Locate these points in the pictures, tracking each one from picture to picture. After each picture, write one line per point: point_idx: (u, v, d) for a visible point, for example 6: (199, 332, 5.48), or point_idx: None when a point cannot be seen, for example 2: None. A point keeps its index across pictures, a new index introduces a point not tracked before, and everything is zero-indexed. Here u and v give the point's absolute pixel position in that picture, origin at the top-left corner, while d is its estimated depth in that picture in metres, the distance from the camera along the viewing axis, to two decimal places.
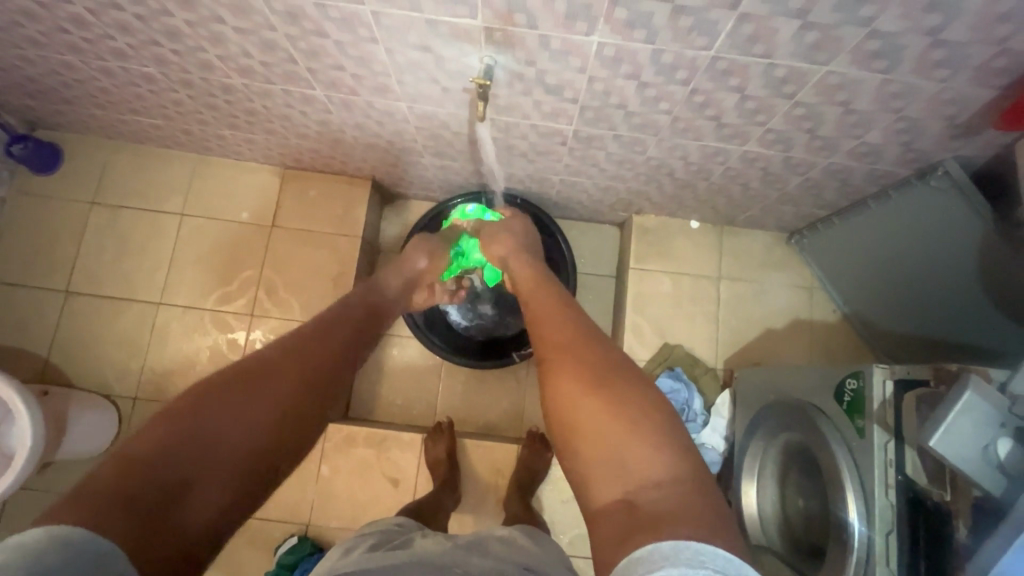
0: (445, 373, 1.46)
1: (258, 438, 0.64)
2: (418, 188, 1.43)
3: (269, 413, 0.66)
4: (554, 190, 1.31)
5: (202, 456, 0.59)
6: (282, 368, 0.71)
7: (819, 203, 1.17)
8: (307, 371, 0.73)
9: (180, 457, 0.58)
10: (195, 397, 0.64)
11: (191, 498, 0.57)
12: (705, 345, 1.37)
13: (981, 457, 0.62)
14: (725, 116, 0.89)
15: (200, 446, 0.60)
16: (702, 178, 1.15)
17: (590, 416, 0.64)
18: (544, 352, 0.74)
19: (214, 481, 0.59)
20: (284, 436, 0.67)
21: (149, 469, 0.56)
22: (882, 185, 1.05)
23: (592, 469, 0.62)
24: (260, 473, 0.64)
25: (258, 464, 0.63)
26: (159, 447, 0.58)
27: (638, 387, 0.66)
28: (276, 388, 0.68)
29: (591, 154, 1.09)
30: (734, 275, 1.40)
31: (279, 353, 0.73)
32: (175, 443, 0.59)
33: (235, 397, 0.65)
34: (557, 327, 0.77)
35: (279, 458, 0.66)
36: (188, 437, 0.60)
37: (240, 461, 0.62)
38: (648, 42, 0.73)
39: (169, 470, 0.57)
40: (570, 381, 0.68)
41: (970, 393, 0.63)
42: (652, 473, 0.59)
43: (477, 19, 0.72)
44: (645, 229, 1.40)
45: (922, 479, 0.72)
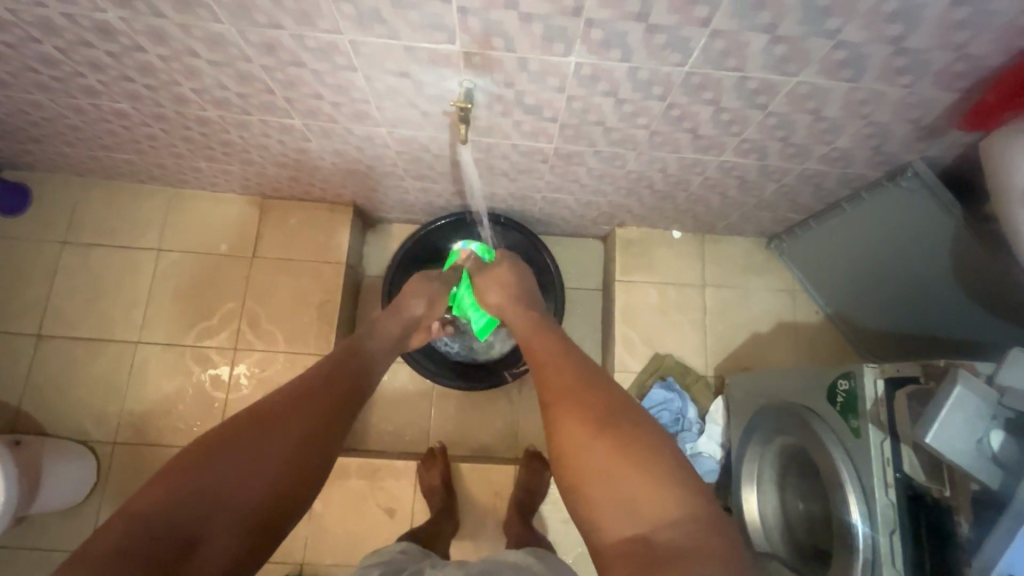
0: (437, 397, 1.44)
1: (268, 484, 0.62)
2: (400, 213, 1.43)
3: (279, 462, 0.64)
4: (537, 207, 1.31)
5: (213, 506, 0.59)
6: (294, 410, 0.70)
7: (795, 207, 1.20)
8: (316, 414, 0.71)
9: (191, 508, 0.57)
10: (200, 449, 0.62)
11: (202, 549, 0.56)
12: (694, 354, 1.38)
13: (976, 450, 0.63)
14: (701, 128, 0.91)
15: (210, 496, 0.59)
16: (681, 189, 1.16)
17: (601, 461, 0.64)
18: (551, 393, 0.74)
19: (224, 531, 0.58)
20: (296, 480, 0.65)
21: (161, 522, 0.56)
22: (854, 188, 1.08)
23: (605, 511, 0.62)
24: (272, 520, 0.62)
25: (270, 512, 0.62)
26: (174, 498, 0.57)
27: (636, 424, 0.67)
28: (285, 431, 0.67)
29: (572, 170, 1.10)
30: (718, 282, 1.41)
31: (285, 399, 0.71)
32: (181, 495, 0.58)
33: (243, 447, 0.63)
34: (562, 368, 0.77)
35: (288, 507, 0.64)
36: (199, 487, 0.59)
37: (247, 513, 0.60)
38: (624, 60, 0.74)
39: (180, 522, 0.56)
40: (579, 427, 0.67)
41: (961, 388, 0.63)
42: (662, 513, 0.59)
43: (455, 44, 0.73)
44: (628, 241, 1.42)
45: (920, 476, 0.72)
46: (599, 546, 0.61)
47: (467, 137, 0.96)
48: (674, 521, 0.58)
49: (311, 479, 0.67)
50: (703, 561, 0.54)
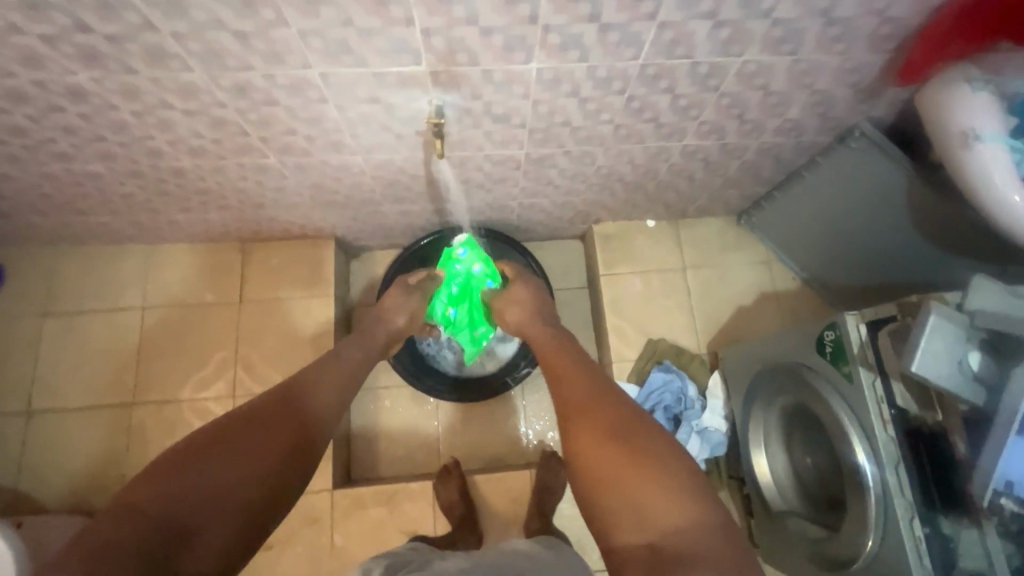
0: (442, 414, 1.45)
1: (257, 483, 0.63)
2: (382, 239, 1.46)
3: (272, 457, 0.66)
4: (515, 214, 1.35)
5: (203, 501, 0.59)
6: (276, 412, 0.70)
7: (759, 181, 1.26)
8: (307, 412, 0.73)
9: (178, 503, 0.58)
10: (193, 442, 0.63)
11: (192, 544, 0.56)
12: (686, 334, 1.42)
13: (958, 372, 0.68)
14: (661, 116, 0.96)
15: (198, 492, 0.59)
16: (650, 178, 1.22)
17: (616, 471, 0.66)
18: (565, 411, 0.77)
19: (217, 525, 0.59)
20: (279, 481, 0.66)
21: (150, 516, 0.56)
22: (809, 155, 1.15)
23: (618, 521, 0.64)
24: (258, 519, 0.63)
25: (258, 507, 0.63)
26: (162, 495, 0.58)
27: (650, 434, 0.70)
28: (278, 434, 0.68)
29: (544, 173, 1.14)
30: (697, 263, 1.47)
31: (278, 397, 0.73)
32: (176, 487, 0.59)
33: (239, 442, 0.65)
34: (576, 384, 0.80)
35: (279, 502, 0.65)
36: (186, 483, 0.59)
37: (241, 505, 0.61)
38: (582, 60, 0.79)
39: (168, 516, 0.57)
40: (598, 441, 0.70)
41: (935, 316, 0.68)
42: (672, 520, 0.62)
43: (421, 64, 0.77)
44: (607, 236, 1.47)
45: (913, 407, 0.77)
46: (613, 548, 0.64)
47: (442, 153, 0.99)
48: (684, 529, 0.61)
49: (300, 479, 0.68)
50: (716, 568, 0.58)
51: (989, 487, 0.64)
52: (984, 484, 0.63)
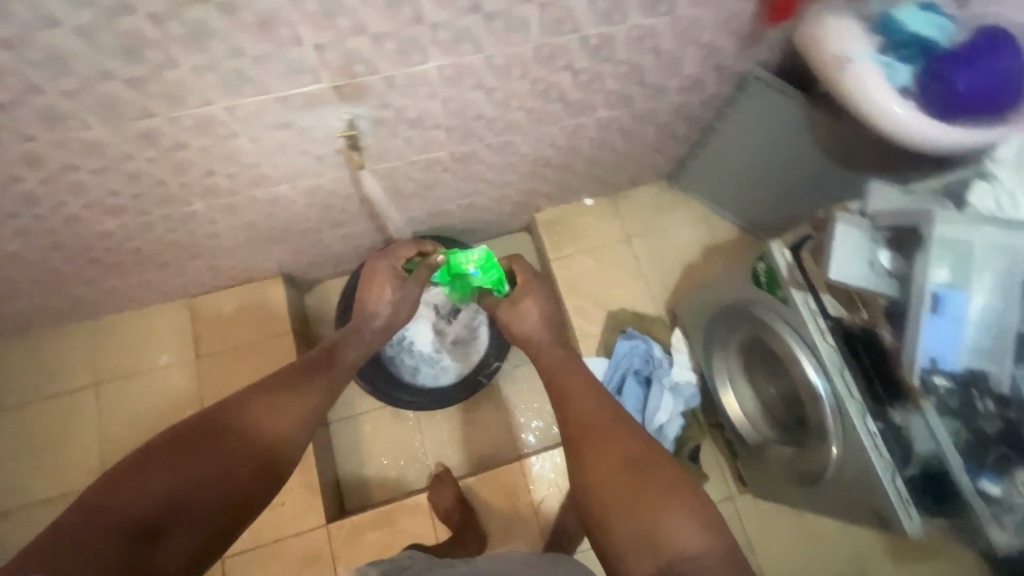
0: (425, 426, 1.44)
1: (230, 484, 0.64)
2: (332, 268, 1.46)
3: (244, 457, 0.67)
4: (456, 217, 1.37)
5: (169, 504, 0.59)
6: (249, 420, 0.70)
7: (678, 141, 1.32)
8: (281, 410, 0.73)
9: (145, 506, 0.58)
10: (164, 442, 0.64)
11: (160, 545, 0.57)
12: (643, 300, 1.46)
13: (872, 271, 0.73)
14: (568, 94, 1.00)
15: (164, 496, 0.60)
16: (576, 157, 1.26)
17: (629, 498, 0.68)
18: (573, 431, 0.78)
19: (189, 525, 0.60)
20: (254, 482, 0.66)
21: (117, 519, 0.57)
22: (716, 108, 1.21)
23: (627, 541, 0.66)
24: (231, 520, 0.64)
25: (231, 507, 0.64)
26: (128, 499, 0.58)
27: (662, 460, 0.72)
28: (252, 434, 0.69)
29: (473, 170, 1.17)
30: (640, 231, 1.52)
31: (251, 395, 0.73)
32: (148, 487, 0.59)
33: (212, 442, 0.65)
34: (586, 404, 0.81)
35: (253, 501, 0.66)
36: (151, 488, 0.59)
37: (215, 505, 0.62)
38: (477, 52, 0.82)
39: (135, 516, 0.57)
40: (612, 460, 0.72)
41: (842, 225, 0.74)
42: (679, 543, 0.64)
43: (323, 82, 0.78)
44: (549, 223, 1.51)
45: (844, 313, 0.82)
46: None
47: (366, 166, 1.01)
48: (695, 555, 0.63)
49: (274, 476, 0.69)
50: None
51: (917, 365, 0.70)
52: (913, 363, 0.70)
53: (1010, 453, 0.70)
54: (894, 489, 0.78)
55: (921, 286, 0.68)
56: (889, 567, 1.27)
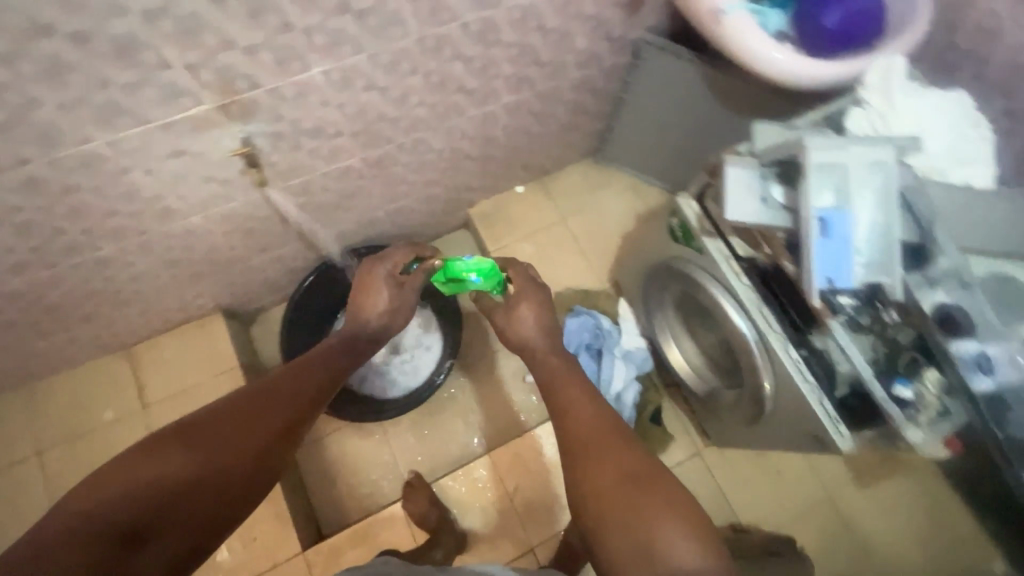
0: (392, 436, 1.42)
1: (225, 487, 0.59)
2: (272, 297, 1.43)
3: (242, 456, 0.61)
4: (387, 223, 1.37)
5: (154, 502, 0.54)
6: (246, 421, 0.63)
7: (592, 117, 1.35)
8: (279, 411, 0.67)
9: (135, 505, 0.53)
10: (157, 439, 0.58)
11: (140, 550, 0.52)
12: (587, 276, 1.49)
13: (766, 206, 0.76)
14: (466, 83, 1.01)
15: (148, 497, 0.53)
16: (494, 146, 1.27)
17: (626, 510, 0.61)
18: (568, 443, 0.71)
19: (179, 527, 0.55)
20: (249, 484, 0.61)
21: (95, 519, 0.51)
22: (619, 79, 1.24)
23: (625, 560, 0.58)
24: (221, 522, 0.59)
25: (221, 510, 0.59)
26: (109, 499, 0.52)
27: (661, 468, 0.64)
28: (252, 434, 0.63)
29: (392, 172, 1.17)
30: (574, 210, 1.54)
31: (251, 396, 0.67)
32: (137, 488, 0.53)
33: (211, 439, 0.60)
34: (583, 412, 0.73)
35: (245, 502, 0.61)
36: (134, 487, 0.53)
37: (208, 506, 0.57)
38: (359, 52, 0.82)
39: (123, 518, 0.52)
40: (616, 475, 0.64)
41: (733, 167, 0.77)
42: (678, 561, 0.56)
43: (205, 103, 0.77)
44: (484, 216, 1.53)
45: (752, 252, 0.84)
46: None
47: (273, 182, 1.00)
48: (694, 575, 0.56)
49: (267, 479, 0.64)
50: None
51: (819, 291, 0.72)
52: (814, 291, 0.71)
53: (916, 352, 0.74)
54: (822, 407, 0.82)
55: (806, 215, 0.70)
56: (853, 490, 1.32)
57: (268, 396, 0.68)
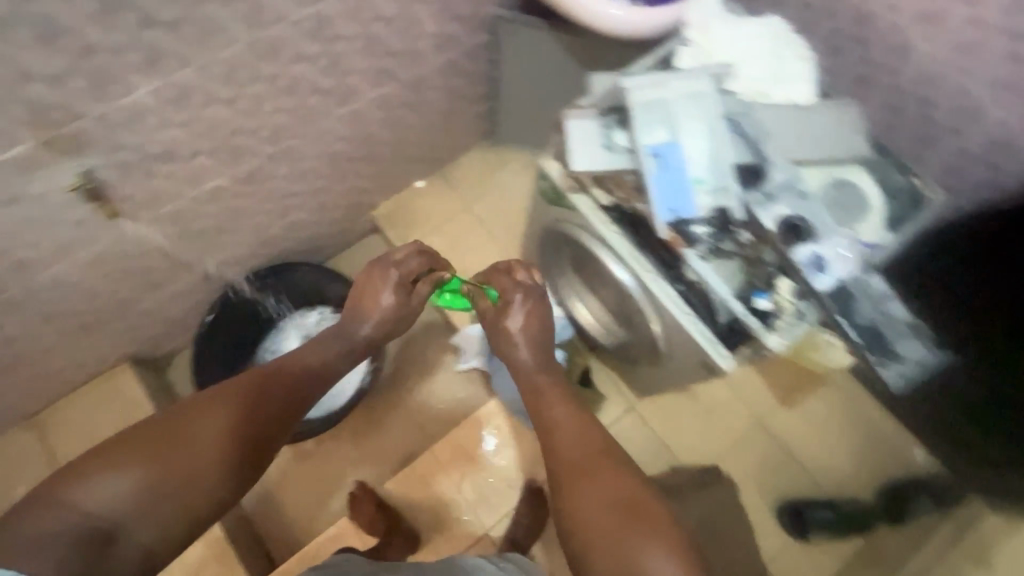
0: (333, 452, 1.40)
1: (221, 473, 0.69)
2: (182, 334, 1.39)
3: (235, 446, 0.71)
4: (286, 238, 1.35)
5: (133, 503, 0.62)
6: (241, 415, 0.74)
7: (471, 100, 1.36)
8: (265, 410, 0.77)
9: (143, 486, 0.63)
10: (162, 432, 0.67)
11: (117, 545, 0.60)
12: (500, 257, 1.50)
13: (607, 151, 0.79)
14: (319, 82, 1.00)
15: (128, 499, 0.61)
16: (375, 143, 1.27)
17: (611, 530, 0.68)
18: (559, 471, 0.77)
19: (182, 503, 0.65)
20: (239, 471, 0.72)
21: (79, 517, 0.59)
22: (486, 58, 1.25)
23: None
24: (215, 502, 0.69)
25: (217, 491, 0.69)
26: (91, 499, 0.60)
27: (643, 493, 0.72)
28: (242, 428, 0.73)
29: (271, 185, 1.16)
30: (477, 195, 1.55)
31: (247, 395, 0.77)
32: (148, 475, 0.63)
33: (210, 431, 0.70)
34: (572, 438, 0.80)
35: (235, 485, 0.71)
36: (115, 491, 0.61)
37: (206, 486, 0.67)
38: (185, 66, 0.80)
39: (133, 498, 0.62)
40: (601, 498, 0.71)
41: (571, 120, 0.80)
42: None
43: (23, 142, 0.74)
44: (388, 216, 1.52)
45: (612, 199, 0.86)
46: None
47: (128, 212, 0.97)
48: None
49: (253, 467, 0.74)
50: None
51: (664, 222, 0.75)
52: (660, 223, 0.75)
53: (772, 265, 0.78)
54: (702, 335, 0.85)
55: (639, 152, 0.74)
56: (780, 412, 1.38)
57: (244, 405, 0.75)
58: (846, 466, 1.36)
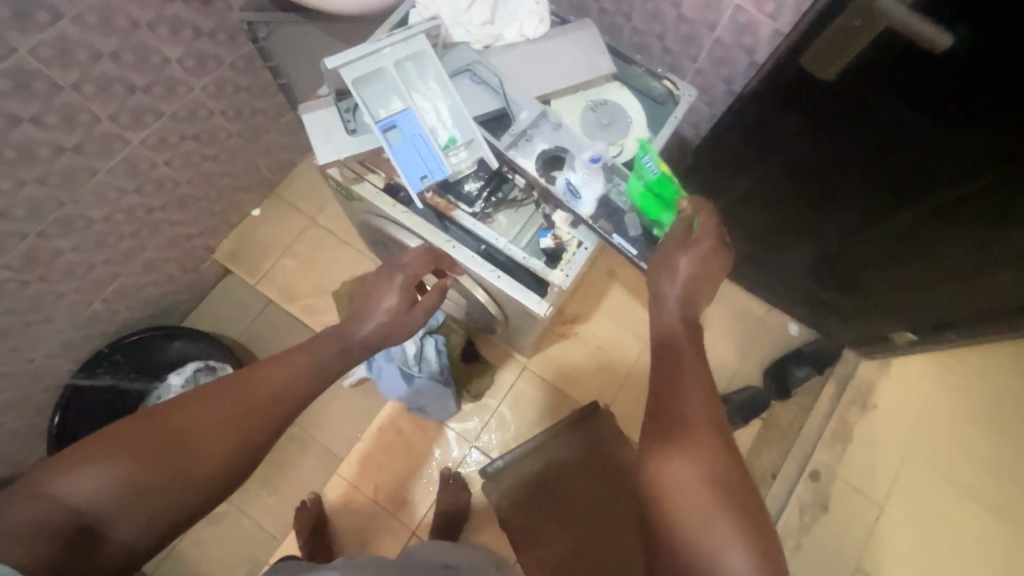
0: (245, 505, 1.35)
1: (210, 477, 0.59)
2: (40, 440, 1.28)
3: (224, 448, 0.59)
4: (119, 309, 1.26)
5: (116, 497, 0.53)
6: (236, 417, 0.61)
7: (270, 113, 1.28)
8: (264, 410, 0.63)
9: (117, 490, 0.53)
10: (149, 423, 0.57)
11: (98, 541, 0.53)
12: (360, 262, 1.46)
13: (353, 137, 0.76)
14: (62, 141, 0.92)
15: (110, 495, 0.53)
16: (175, 185, 1.19)
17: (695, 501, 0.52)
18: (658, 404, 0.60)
19: (164, 506, 0.56)
20: (228, 476, 0.60)
21: (57, 510, 0.51)
22: (263, 66, 1.17)
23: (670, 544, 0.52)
24: (200, 506, 0.59)
25: (204, 494, 0.59)
26: (72, 492, 0.52)
27: (742, 477, 0.55)
28: (236, 429, 0.60)
29: (65, 261, 1.07)
30: (320, 206, 1.49)
31: (252, 387, 0.63)
32: (125, 475, 0.54)
33: (198, 426, 0.58)
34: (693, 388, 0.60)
35: (222, 488, 0.60)
36: (96, 485, 0.52)
37: (190, 487, 0.57)
38: None
39: (104, 502, 0.53)
40: (697, 469, 0.53)
41: (306, 115, 0.77)
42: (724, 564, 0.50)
43: None
44: (232, 253, 1.44)
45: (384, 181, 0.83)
46: None
47: None
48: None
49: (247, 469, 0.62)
50: None
51: (421, 191, 0.75)
52: (417, 193, 0.74)
53: (543, 204, 0.81)
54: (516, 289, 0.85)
55: (376, 129, 0.73)
56: None
57: (241, 400, 0.61)
58: (733, 359, 1.43)
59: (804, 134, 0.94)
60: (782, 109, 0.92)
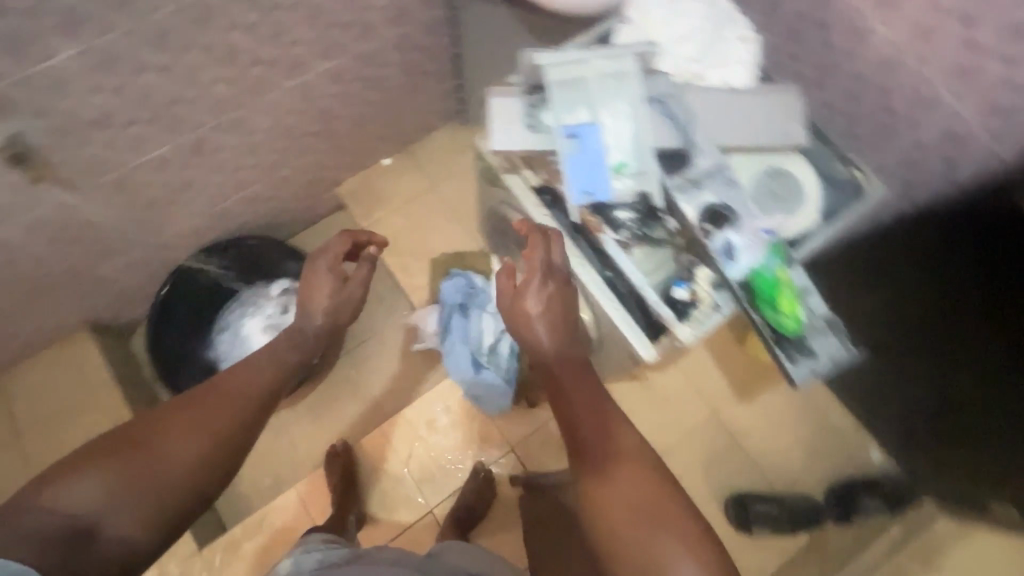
0: (290, 426, 1.41)
1: (193, 471, 0.68)
2: (143, 303, 1.39)
3: (202, 446, 0.69)
4: (245, 211, 1.35)
5: (108, 498, 0.62)
6: (205, 419, 0.71)
7: (435, 76, 1.32)
8: (231, 416, 0.73)
9: (107, 493, 0.62)
10: (128, 438, 0.66)
11: (96, 539, 0.60)
12: (463, 239, 1.48)
13: (529, 132, 0.76)
14: (261, 53, 0.99)
15: (103, 497, 0.61)
16: (332, 118, 1.25)
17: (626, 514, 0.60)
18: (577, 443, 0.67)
19: (147, 504, 0.64)
20: (209, 471, 0.69)
21: (57, 518, 0.59)
22: (447, 33, 1.21)
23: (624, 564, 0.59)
24: (188, 505, 0.67)
25: (191, 490, 0.67)
26: (70, 499, 0.60)
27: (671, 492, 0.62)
28: (210, 428, 0.70)
29: (221, 158, 1.15)
30: (444, 174, 1.52)
31: (216, 400, 0.73)
32: (116, 478, 0.63)
33: (176, 431, 0.68)
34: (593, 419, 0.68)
35: (208, 483, 0.69)
36: (88, 494, 0.61)
37: (175, 483, 0.66)
38: (108, 31, 0.80)
39: (93, 507, 0.61)
40: (628, 486, 0.62)
41: (494, 100, 0.78)
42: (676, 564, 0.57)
43: None
44: (353, 192, 1.51)
45: (536, 180, 0.82)
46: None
47: (58, 178, 0.97)
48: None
49: (227, 468, 0.71)
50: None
51: (577, 204, 0.75)
52: (574, 206, 0.75)
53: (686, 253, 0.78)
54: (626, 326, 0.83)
55: (557, 133, 0.74)
56: (735, 405, 1.37)
57: (212, 408, 0.72)
58: (799, 463, 1.34)
59: (964, 282, 0.91)
60: (952, 247, 0.90)
